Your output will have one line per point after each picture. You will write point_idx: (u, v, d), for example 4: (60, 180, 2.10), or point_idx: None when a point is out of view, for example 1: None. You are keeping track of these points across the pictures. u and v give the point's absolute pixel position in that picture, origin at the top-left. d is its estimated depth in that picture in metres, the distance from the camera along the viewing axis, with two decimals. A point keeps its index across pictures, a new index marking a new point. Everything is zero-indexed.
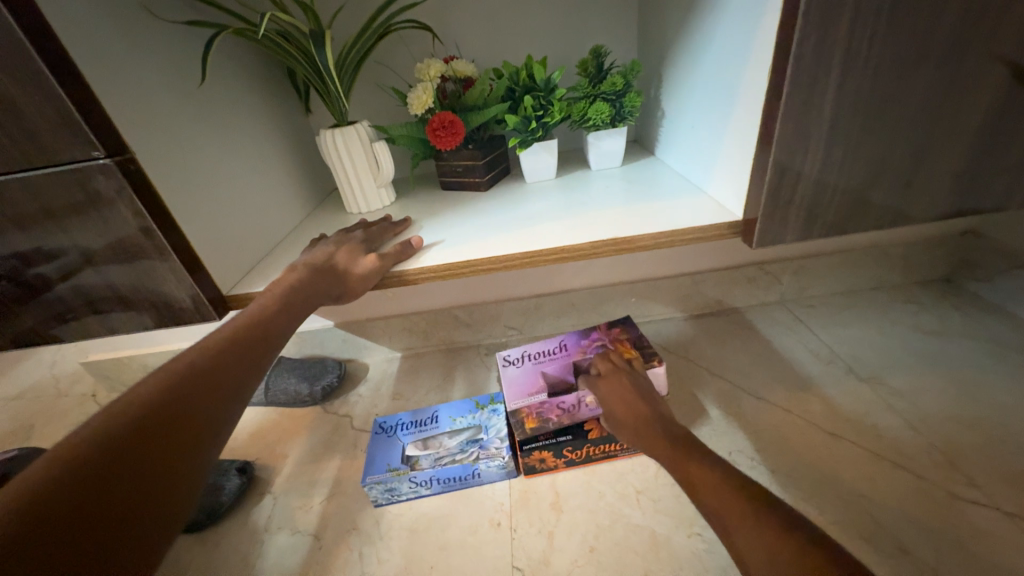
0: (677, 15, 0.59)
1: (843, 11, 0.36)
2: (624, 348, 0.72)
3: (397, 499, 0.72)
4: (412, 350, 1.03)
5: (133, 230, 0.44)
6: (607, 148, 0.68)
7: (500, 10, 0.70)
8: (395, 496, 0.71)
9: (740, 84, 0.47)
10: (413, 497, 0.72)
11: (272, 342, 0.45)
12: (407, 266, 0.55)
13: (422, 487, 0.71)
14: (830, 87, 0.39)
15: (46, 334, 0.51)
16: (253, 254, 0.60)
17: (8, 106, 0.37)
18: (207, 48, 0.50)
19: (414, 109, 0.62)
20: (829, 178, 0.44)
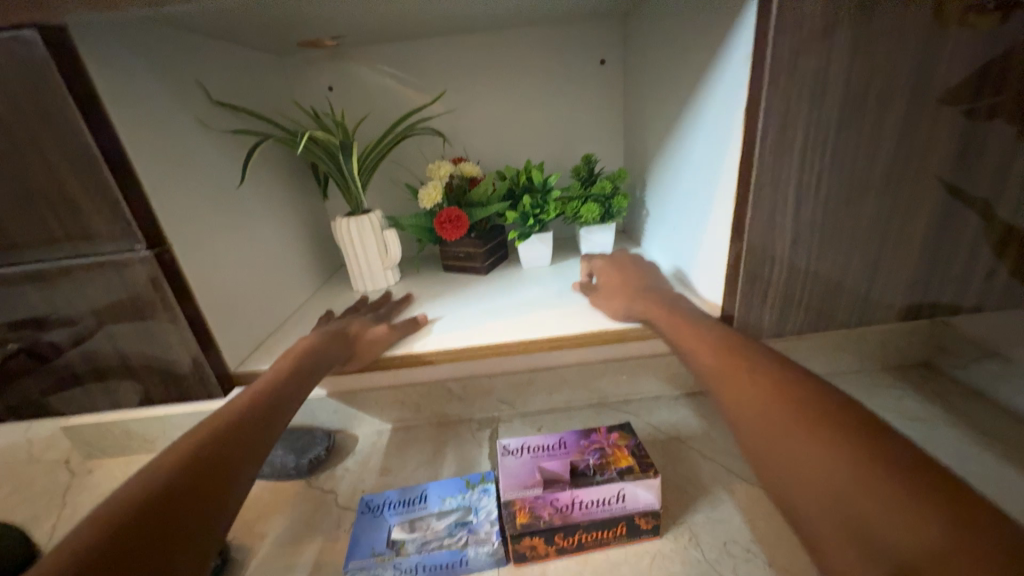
0: (657, 135, 0.69)
1: (792, 154, 0.43)
2: (620, 455, 0.75)
3: None
4: (404, 423, 1.03)
5: (160, 312, 0.47)
6: (597, 240, 0.74)
7: (504, 121, 0.80)
8: None
9: (711, 199, 0.54)
10: None
11: (290, 400, 0.48)
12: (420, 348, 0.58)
13: None
14: (787, 213, 0.46)
15: (50, 405, 0.52)
16: (260, 330, 0.62)
17: (70, 206, 0.42)
18: (250, 155, 0.57)
19: (424, 203, 0.69)
20: (794, 285, 0.49)
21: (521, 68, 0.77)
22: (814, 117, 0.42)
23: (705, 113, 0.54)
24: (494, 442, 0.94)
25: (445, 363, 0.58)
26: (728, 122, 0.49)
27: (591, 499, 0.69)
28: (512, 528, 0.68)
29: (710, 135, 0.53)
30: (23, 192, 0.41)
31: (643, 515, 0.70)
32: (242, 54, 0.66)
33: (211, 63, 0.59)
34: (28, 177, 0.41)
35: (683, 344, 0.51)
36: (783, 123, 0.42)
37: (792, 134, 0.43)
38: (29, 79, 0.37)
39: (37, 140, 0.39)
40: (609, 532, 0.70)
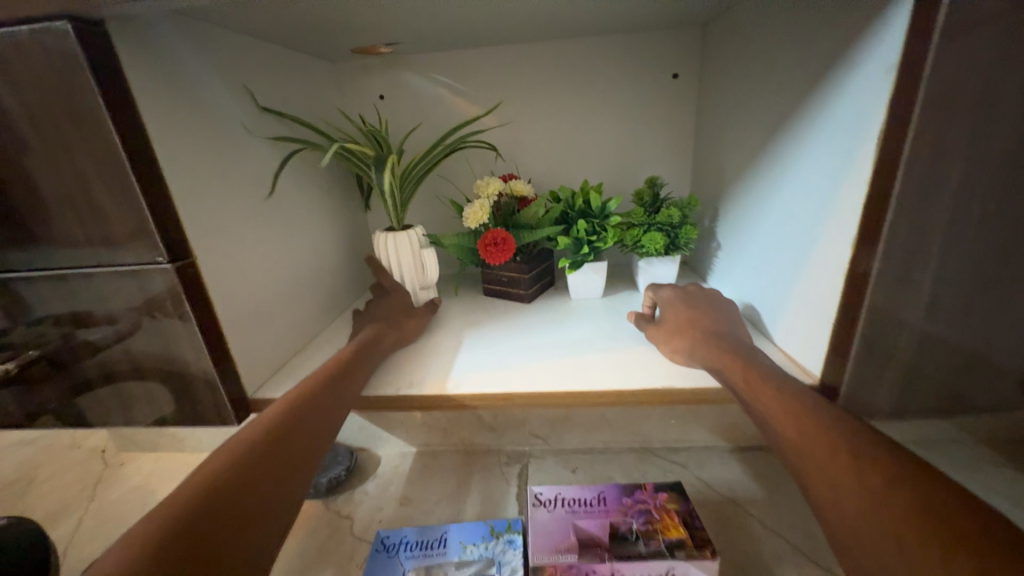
0: (739, 159, 0.60)
1: (943, 196, 0.34)
2: (670, 522, 0.65)
3: None
4: (429, 448, 0.97)
5: (178, 328, 0.44)
6: (657, 274, 0.65)
7: (562, 136, 0.74)
8: None
9: (812, 242, 0.45)
10: None
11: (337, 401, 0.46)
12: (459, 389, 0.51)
13: None
14: (928, 267, 0.36)
15: (66, 414, 0.50)
16: (285, 351, 0.59)
17: (94, 211, 0.39)
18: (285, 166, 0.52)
19: (468, 222, 0.64)
20: (925, 355, 0.39)
21: (584, 82, 0.71)
22: (978, 150, 0.32)
23: (810, 139, 0.45)
24: (524, 482, 0.86)
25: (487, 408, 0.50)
26: (847, 149, 0.40)
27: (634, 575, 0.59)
28: None
29: (818, 163, 0.44)
30: (51, 196, 0.39)
31: None
32: (294, 59, 0.64)
33: (259, 68, 0.57)
34: (57, 181, 0.38)
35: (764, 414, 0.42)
36: (934, 157, 0.33)
37: (946, 170, 0.33)
38: (58, 75, 0.34)
39: (67, 144, 0.37)
40: None
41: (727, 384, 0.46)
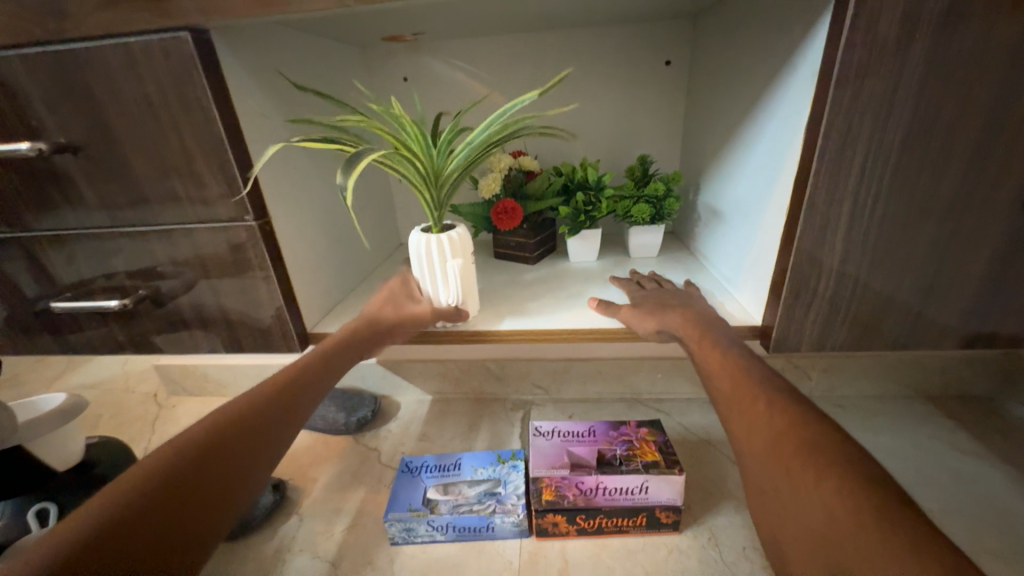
0: (717, 140, 0.69)
1: (849, 175, 0.44)
2: (647, 449, 0.78)
3: (413, 540, 0.76)
4: (443, 396, 1.10)
5: (257, 273, 0.56)
6: (645, 240, 0.76)
7: (564, 117, 0.83)
8: (411, 537, 0.76)
9: (765, 210, 0.55)
10: (428, 540, 0.77)
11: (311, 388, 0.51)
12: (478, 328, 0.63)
13: (438, 533, 0.76)
14: (840, 230, 0.46)
15: (161, 344, 0.63)
16: (331, 298, 0.71)
17: (197, 180, 0.51)
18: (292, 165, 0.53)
19: (483, 193, 0.74)
20: (841, 301, 0.50)
21: (586, 68, 0.80)
22: (875, 139, 0.42)
23: (767, 124, 0.55)
24: (526, 423, 0.99)
25: (499, 343, 0.63)
26: (791, 136, 0.50)
27: (615, 487, 0.72)
28: (537, 502, 0.73)
29: (772, 145, 0.54)
30: (166, 167, 0.51)
31: (665, 510, 0.73)
32: (330, 48, 0.73)
33: (303, 56, 0.66)
34: (169, 155, 0.49)
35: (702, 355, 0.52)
36: (842, 144, 0.43)
37: (851, 154, 0.43)
38: (178, 74, 0.46)
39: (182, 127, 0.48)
40: (628, 521, 0.74)
41: (681, 335, 0.55)
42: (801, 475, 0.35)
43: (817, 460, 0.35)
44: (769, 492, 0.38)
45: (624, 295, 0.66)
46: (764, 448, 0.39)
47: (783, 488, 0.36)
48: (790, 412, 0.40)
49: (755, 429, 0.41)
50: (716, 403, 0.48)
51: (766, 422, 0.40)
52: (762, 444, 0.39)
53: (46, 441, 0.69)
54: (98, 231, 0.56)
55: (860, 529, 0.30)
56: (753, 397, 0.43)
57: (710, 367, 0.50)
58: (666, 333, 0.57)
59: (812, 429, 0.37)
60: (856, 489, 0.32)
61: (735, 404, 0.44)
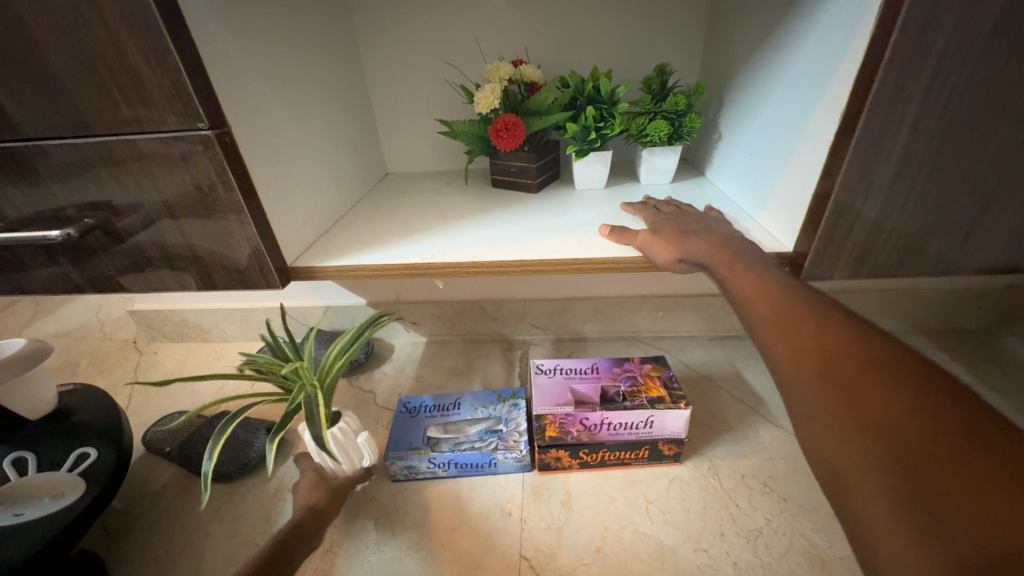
0: (749, 43, 0.60)
1: (925, 66, 0.37)
2: (652, 385, 0.77)
3: (415, 477, 0.76)
4: (436, 337, 1.07)
5: (221, 196, 0.48)
6: (659, 164, 0.69)
7: (572, 18, 0.72)
8: (413, 474, 0.75)
9: (807, 120, 0.48)
10: (430, 477, 0.76)
11: None
12: (479, 260, 0.57)
13: (439, 469, 0.75)
14: (902, 136, 0.41)
15: (124, 283, 0.56)
16: (313, 230, 0.64)
17: (132, 75, 0.41)
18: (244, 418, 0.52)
19: (479, 108, 0.65)
20: (887, 222, 0.45)
21: None
22: (966, 18, 0.35)
23: (820, 14, 0.47)
24: (525, 362, 0.97)
25: (503, 274, 0.57)
26: (853, 20, 0.42)
27: (619, 422, 0.71)
28: (541, 439, 0.72)
29: (823, 39, 0.46)
30: (96, 62, 0.41)
31: (668, 442, 0.73)
32: None
33: None
34: (97, 42, 0.40)
35: (730, 285, 0.47)
36: (924, 26, 0.36)
37: (934, 38, 0.36)
38: None
39: (111, 7, 0.39)
40: (631, 453, 0.74)
41: (706, 265, 0.50)
42: (869, 398, 0.33)
43: (887, 382, 0.32)
44: (814, 416, 0.35)
45: (640, 222, 0.60)
46: (814, 370, 0.36)
47: (836, 413, 0.34)
48: (846, 332, 0.37)
49: (802, 352, 0.38)
50: (751, 330, 0.43)
51: (816, 342, 0.37)
52: (810, 366, 0.37)
53: (15, 388, 0.64)
54: (22, 147, 0.46)
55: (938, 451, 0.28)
56: (800, 317, 0.39)
57: (743, 287, 0.45)
58: (690, 262, 0.52)
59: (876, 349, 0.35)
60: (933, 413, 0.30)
61: (775, 326, 0.41)
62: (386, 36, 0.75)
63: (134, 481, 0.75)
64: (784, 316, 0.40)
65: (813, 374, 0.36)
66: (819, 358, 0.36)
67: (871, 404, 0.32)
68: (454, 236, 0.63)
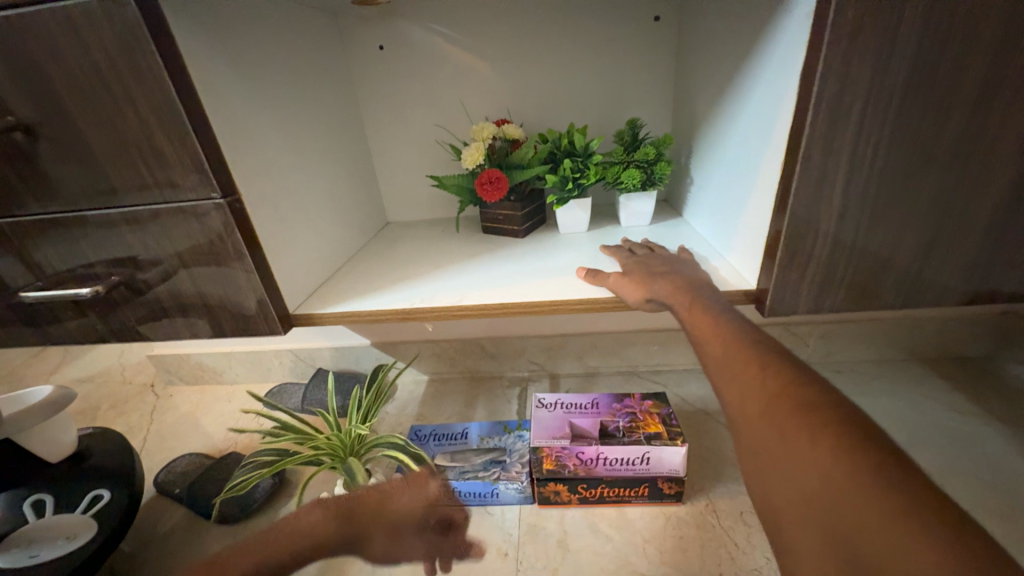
0: (709, 98, 0.66)
1: (847, 124, 0.42)
2: (650, 422, 0.77)
3: None
4: (438, 376, 1.09)
5: (230, 254, 0.54)
6: (637, 208, 0.74)
7: (551, 80, 0.79)
8: None
9: (758, 168, 0.53)
10: None
11: None
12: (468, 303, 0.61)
13: None
14: (838, 184, 0.44)
15: (144, 333, 0.61)
16: (314, 280, 0.69)
17: (159, 156, 0.48)
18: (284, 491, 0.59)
19: (466, 163, 0.71)
20: (839, 260, 0.48)
21: (570, 28, 0.75)
22: (876, 83, 0.40)
23: (760, 77, 0.52)
24: (523, 399, 0.99)
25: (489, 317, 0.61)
26: (786, 82, 0.47)
27: (616, 457, 0.72)
28: (537, 471, 0.73)
29: (765, 99, 0.51)
30: (129, 146, 0.48)
31: (667, 480, 0.73)
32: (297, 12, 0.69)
33: (270, 25, 0.63)
34: (130, 131, 0.47)
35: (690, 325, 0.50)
36: (839, 91, 0.41)
37: (850, 101, 0.41)
38: (125, 39, 0.43)
39: (143, 102, 0.46)
40: (629, 490, 0.74)
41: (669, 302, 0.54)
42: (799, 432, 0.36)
43: (812, 429, 0.36)
44: (760, 452, 0.38)
45: (616, 264, 0.64)
46: (757, 406, 0.40)
47: (776, 448, 0.37)
48: (785, 378, 0.40)
49: (748, 389, 0.41)
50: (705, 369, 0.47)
51: (759, 388, 0.41)
52: (754, 401, 0.40)
53: (40, 432, 0.69)
54: (62, 217, 0.53)
55: (858, 497, 0.31)
56: (747, 363, 0.43)
57: (702, 333, 0.49)
58: (657, 301, 0.56)
59: (807, 394, 0.38)
60: (851, 453, 0.33)
61: (726, 370, 0.44)
62: (384, 103, 0.84)
63: (143, 523, 0.77)
64: (735, 357, 0.44)
65: (756, 412, 0.39)
66: (762, 395, 0.40)
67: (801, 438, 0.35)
68: (447, 280, 0.68)
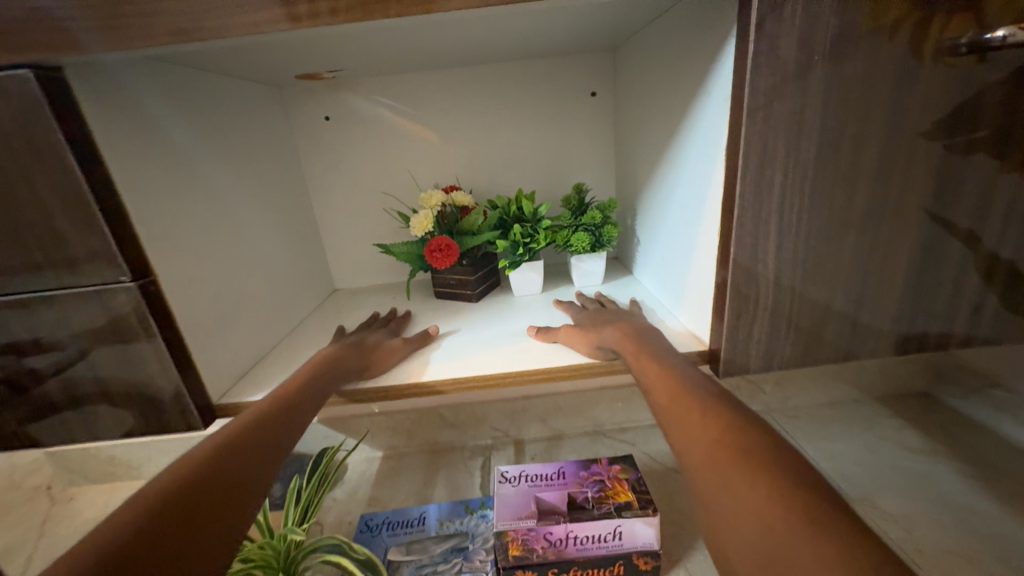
0: (646, 165, 0.70)
1: (772, 193, 0.44)
2: (620, 489, 0.73)
3: None
4: (394, 451, 1.00)
5: (142, 341, 0.47)
6: (589, 268, 0.74)
7: (497, 147, 0.82)
8: None
9: (697, 231, 0.55)
10: None
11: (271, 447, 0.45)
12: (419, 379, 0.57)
13: None
14: (771, 247, 0.46)
15: (29, 437, 0.52)
16: (246, 360, 0.62)
17: (56, 238, 0.43)
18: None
19: (415, 230, 0.70)
20: (782, 318, 0.49)
21: (512, 101, 0.79)
22: (791, 157, 0.43)
23: (690, 148, 0.56)
24: (487, 471, 0.92)
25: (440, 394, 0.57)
26: (712, 153, 0.50)
27: (586, 535, 0.67)
28: (503, 560, 0.66)
29: (696, 168, 0.55)
30: (20, 228, 0.43)
31: (643, 555, 0.68)
32: (235, 86, 0.68)
33: (202, 98, 0.61)
34: (22, 212, 0.42)
35: (642, 380, 0.52)
36: (760, 164, 0.43)
37: (770, 173, 0.44)
38: (21, 116, 0.39)
39: (38, 180, 0.41)
40: (605, 570, 0.68)
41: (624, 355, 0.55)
42: (741, 479, 0.36)
43: (757, 468, 0.36)
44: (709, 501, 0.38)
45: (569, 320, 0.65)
46: (701, 452, 0.40)
47: (723, 496, 0.37)
48: (727, 421, 0.41)
49: (696, 440, 0.42)
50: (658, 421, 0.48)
51: (704, 433, 0.42)
52: (698, 449, 0.41)
53: None
54: None
55: (802, 532, 0.31)
56: (690, 408, 0.44)
57: (650, 382, 0.50)
58: (606, 348, 0.57)
59: (749, 436, 0.39)
60: (792, 489, 0.34)
61: (676, 419, 0.45)
62: (330, 170, 0.82)
63: None
64: (681, 404, 0.45)
65: (703, 458, 0.40)
66: (708, 442, 0.40)
67: (743, 485, 0.36)
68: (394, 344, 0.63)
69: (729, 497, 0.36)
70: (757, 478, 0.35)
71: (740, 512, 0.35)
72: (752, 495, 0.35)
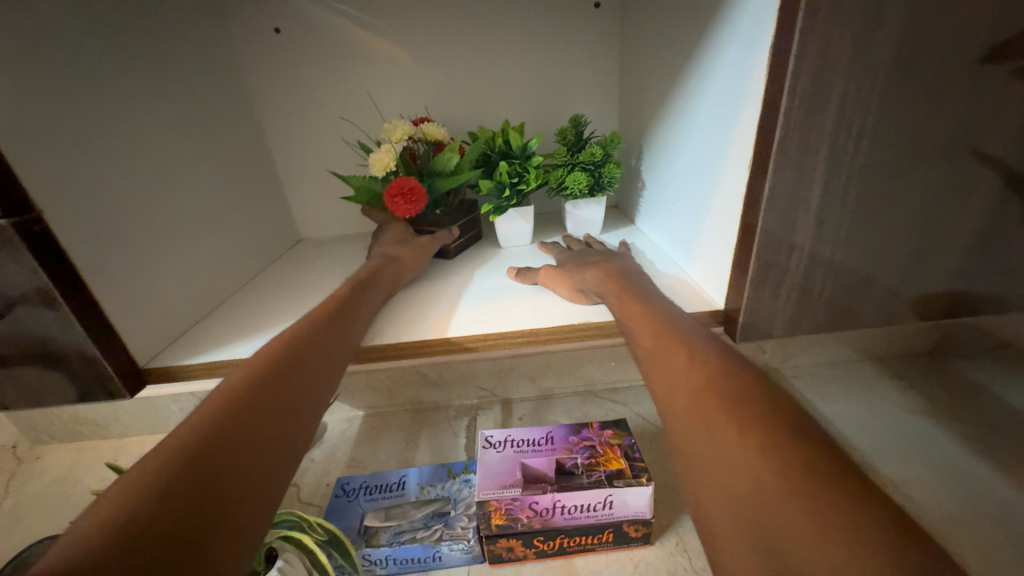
0: (660, 90, 0.59)
1: (827, 111, 0.35)
2: (612, 456, 0.68)
3: None
4: (376, 410, 0.95)
5: (33, 299, 0.38)
6: (586, 217, 0.65)
7: (483, 70, 0.69)
8: None
9: (718, 169, 0.46)
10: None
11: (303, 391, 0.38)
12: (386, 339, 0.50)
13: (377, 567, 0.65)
14: (816, 183, 0.37)
15: None
16: (187, 318, 0.55)
17: None
18: None
19: (374, 170, 0.58)
20: (817, 272, 0.41)
21: (501, 11, 0.66)
22: (859, 62, 0.33)
23: (717, 63, 0.45)
24: (472, 433, 0.87)
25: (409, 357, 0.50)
26: (750, 68, 0.39)
27: (574, 504, 0.62)
28: (485, 528, 0.62)
29: (723, 88, 0.44)
30: None
31: (633, 523, 0.64)
32: None
33: None
34: None
35: (621, 321, 0.45)
36: (818, 70, 0.33)
37: (829, 83, 0.34)
38: None
39: None
40: (593, 537, 0.65)
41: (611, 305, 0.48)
42: (724, 428, 0.30)
43: (743, 415, 0.29)
44: (686, 455, 0.32)
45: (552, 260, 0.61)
46: (680, 398, 0.34)
47: (700, 446, 0.31)
48: (712, 366, 0.34)
49: (675, 386, 0.35)
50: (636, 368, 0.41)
51: (685, 377, 0.35)
52: (677, 396, 0.34)
53: None
54: None
55: (788, 489, 0.25)
56: (674, 351, 0.37)
57: (632, 324, 0.43)
58: (589, 292, 0.52)
59: (739, 381, 0.32)
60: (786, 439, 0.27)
61: (654, 364, 0.38)
62: (285, 95, 0.70)
63: None
64: (662, 346, 0.38)
65: (682, 403, 0.33)
66: (690, 386, 0.34)
67: (726, 435, 0.29)
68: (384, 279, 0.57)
69: (709, 447, 0.30)
70: (748, 426, 0.29)
71: (720, 464, 0.29)
72: (735, 446, 0.28)
